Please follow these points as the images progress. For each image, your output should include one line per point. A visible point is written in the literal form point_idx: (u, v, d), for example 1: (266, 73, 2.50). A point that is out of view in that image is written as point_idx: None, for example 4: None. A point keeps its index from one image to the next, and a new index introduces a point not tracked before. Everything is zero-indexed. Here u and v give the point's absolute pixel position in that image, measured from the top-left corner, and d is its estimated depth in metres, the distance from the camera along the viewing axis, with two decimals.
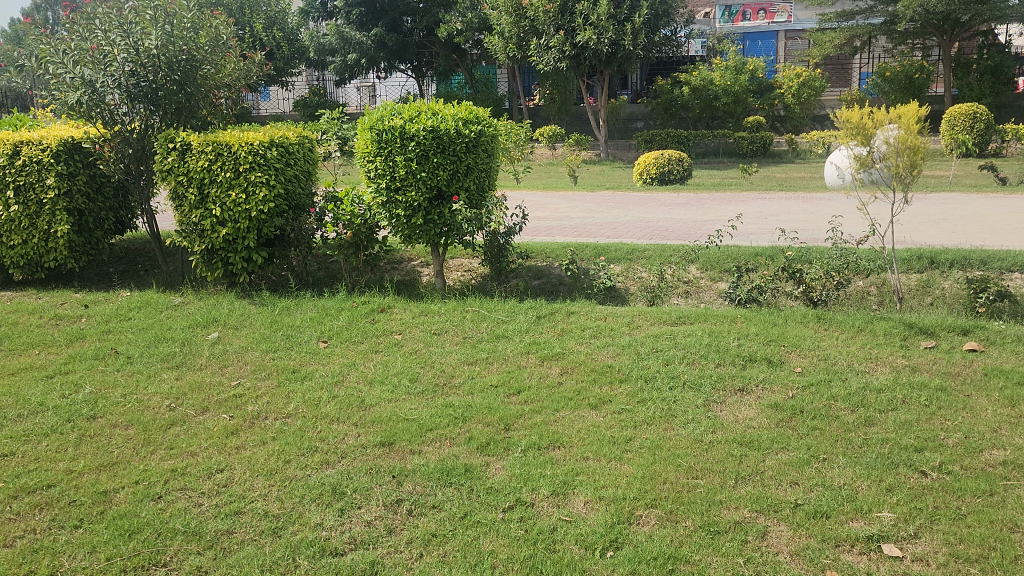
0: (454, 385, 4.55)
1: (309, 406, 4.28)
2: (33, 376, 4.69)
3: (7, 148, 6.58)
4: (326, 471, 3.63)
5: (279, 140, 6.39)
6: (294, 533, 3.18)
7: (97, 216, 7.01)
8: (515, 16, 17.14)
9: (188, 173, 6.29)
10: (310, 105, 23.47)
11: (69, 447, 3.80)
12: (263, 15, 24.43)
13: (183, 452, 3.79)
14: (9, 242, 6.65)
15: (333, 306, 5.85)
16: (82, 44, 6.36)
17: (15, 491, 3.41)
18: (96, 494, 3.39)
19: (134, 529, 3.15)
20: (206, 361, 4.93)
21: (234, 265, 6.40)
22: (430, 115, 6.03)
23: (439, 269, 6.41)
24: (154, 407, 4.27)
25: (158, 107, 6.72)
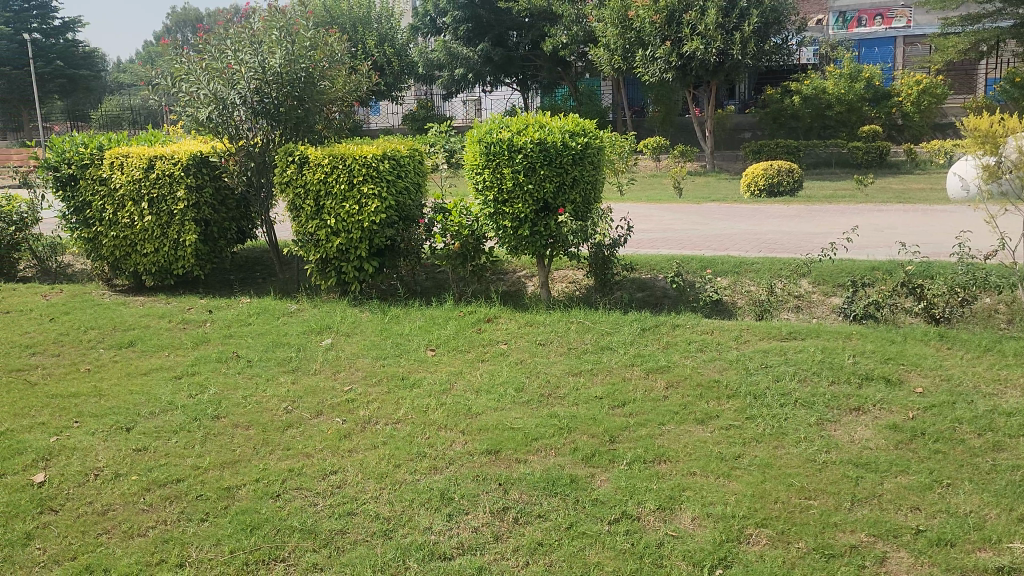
0: (559, 395, 4.57)
1: (418, 412, 4.39)
2: (163, 376, 4.98)
3: (143, 163, 7.04)
4: (434, 477, 3.71)
5: (391, 152, 6.56)
6: (404, 535, 3.26)
7: (222, 226, 7.39)
8: (621, 28, 17.15)
9: (305, 185, 6.58)
10: (417, 119, 24.05)
11: (196, 444, 4.02)
12: (374, 32, 25.93)
13: (299, 453, 3.94)
14: (144, 250, 7.13)
15: (440, 316, 5.97)
16: (215, 64, 6.78)
17: (147, 483, 3.63)
18: (220, 490, 3.57)
19: (255, 525, 3.30)
20: (320, 366, 5.12)
21: (346, 274, 6.62)
22: (537, 128, 6.11)
23: (544, 281, 6.45)
24: (272, 409, 4.47)
25: (279, 123, 7.00)
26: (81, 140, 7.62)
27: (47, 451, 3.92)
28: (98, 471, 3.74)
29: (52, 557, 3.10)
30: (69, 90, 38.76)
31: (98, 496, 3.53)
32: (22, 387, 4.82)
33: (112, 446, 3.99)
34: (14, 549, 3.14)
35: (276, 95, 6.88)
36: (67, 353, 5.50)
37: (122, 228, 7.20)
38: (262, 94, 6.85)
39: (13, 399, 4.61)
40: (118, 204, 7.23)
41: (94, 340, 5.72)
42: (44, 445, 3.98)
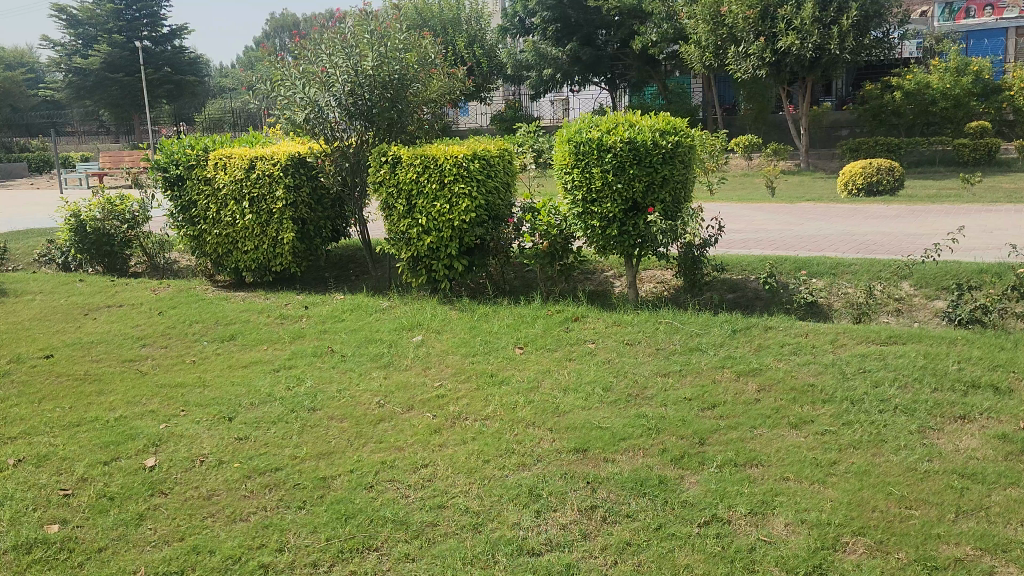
0: (647, 396, 4.54)
1: (506, 409, 4.43)
2: (262, 368, 5.18)
3: (245, 163, 7.32)
4: (523, 473, 3.74)
5: (482, 152, 6.61)
6: (493, 530, 3.30)
7: (318, 225, 7.62)
8: (712, 24, 16.89)
9: (398, 185, 6.74)
10: (505, 119, 24.20)
11: (293, 435, 4.17)
12: (463, 34, 26.25)
13: (391, 446, 4.04)
14: (245, 248, 7.46)
15: (528, 314, 6.00)
16: (310, 68, 7.00)
17: (249, 470, 3.78)
18: (317, 480, 3.69)
19: (350, 515, 3.39)
20: (411, 362, 5.23)
21: (436, 273, 6.73)
22: (628, 127, 6.06)
23: (632, 281, 6.41)
24: (366, 403, 4.59)
25: (372, 124, 7.20)
26: (188, 143, 8.00)
27: (158, 437, 4.13)
28: (203, 457, 3.92)
29: (162, 537, 3.24)
30: (176, 94, 40.60)
31: (203, 482, 3.69)
32: (133, 376, 5.09)
33: (216, 435, 4.18)
34: (128, 528, 3.31)
35: (369, 96, 7.06)
36: (174, 345, 5.77)
37: (225, 227, 7.54)
38: (356, 95, 7.05)
39: (125, 387, 4.87)
40: (222, 203, 7.56)
41: (198, 334, 5.99)
42: (154, 432, 4.19)
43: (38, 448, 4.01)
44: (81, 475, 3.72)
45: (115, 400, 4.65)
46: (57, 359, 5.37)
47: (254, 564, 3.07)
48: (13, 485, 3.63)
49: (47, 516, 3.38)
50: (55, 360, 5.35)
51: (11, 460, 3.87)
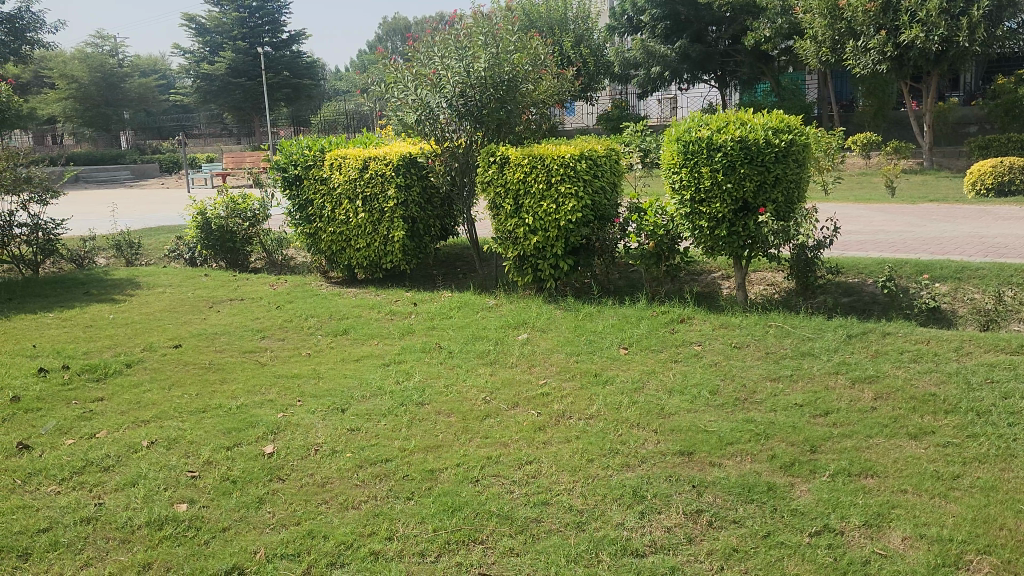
0: (756, 400, 4.44)
1: (611, 409, 4.42)
2: (373, 362, 5.35)
3: (359, 164, 7.60)
4: (627, 474, 3.73)
5: (589, 152, 6.60)
6: (596, 529, 3.31)
7: (427, 224, 7.79)
8: (830, 18, 16.31)
9: (506, 185, 6.83)
10: (611, 119, 24.05)
11: (402, 428, 4.29)
12: (571, 33, 26.21)
13: (496, 442, 4.10)
14: (358, 246, 7.70)
15: (633, 315, 5.96)
16: (422, 70, 7.18)
17: (360, 461, 3.91)
18: (424, 472, 3.79)
19: (456, 507, 3.47)
20: (516, 360, 5.28)
21: (542, 271, 6.78)
22: (739, 125, 5.92)
23: (741, 283, 6.27)
24: (472, 399, 4.67)
25: (482, 125, 7.28)
26: (306, 144, 8.34)
27: (276, 425, 4.33)
28: (318, 446, 4.08)
29: (280, 521, 3.39)
30: (294, 97, 42.22)
31: (317, 470, 3.84)
32: (253, 367, 5.34)
33: (330, 425, 4.34)
34: (249, 510, 3.47)
35: (479, 97, 7.15)
36: (291, 338, 6.03)
37: (339, 225, 7.83)
38: (466, 97, 7.16)
39: (246, 377, 5.12)
40: (336, 202, 7.85)
41: (313, 328, 6.24)
42: (273, 420, 4.39)
43: (168, 431, 4.26)
44: (206, 459, 3.94)
45: (237, 389, 4.90)
46: (184, 349, 5.69)
47: (366, 550, 3.17)
48: (147, 465, 3.87)
49: (176, 495, 3.59)
50: (183, 350, 5.68)
51: (144, 441, 4.13)
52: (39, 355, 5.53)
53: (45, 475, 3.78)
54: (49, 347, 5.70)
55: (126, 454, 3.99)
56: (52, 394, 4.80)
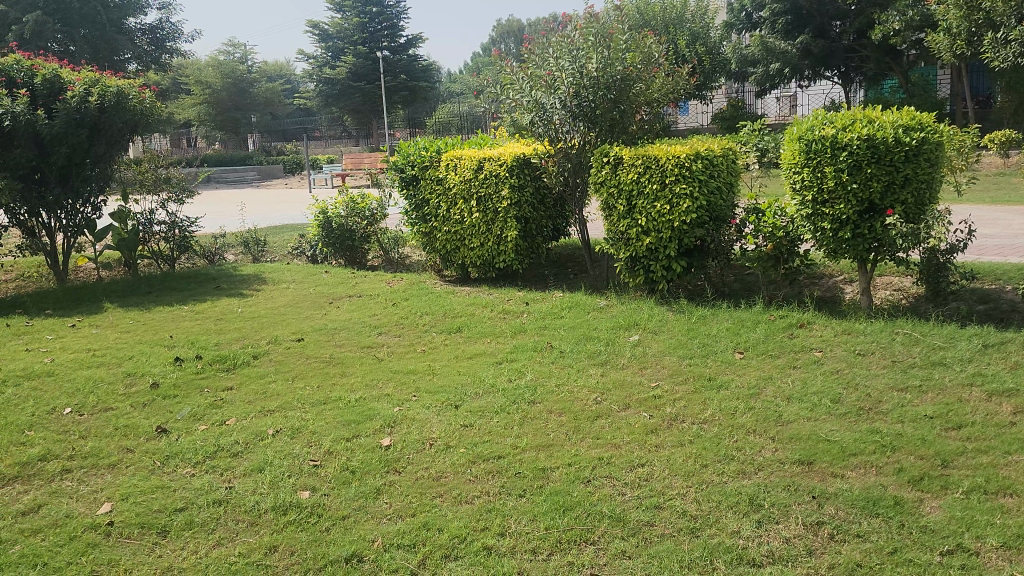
0: (881, 411, 4.24)
1: (726, 414, 4.33)
2: (485, 360, 5.43)
3: (474, 164, 7.72)
4: (743, 481, 3.64)
5: (705, 152, 6.46)
6: (711, 536, 3.24)
7: (540, 224, 7.83)
8: (966, 9, 15.44)
9: (619, 185, 6.78)
10: (727, 118, 23.46)
11: (514, 426, 4.33)
12: (687, 32, 25.81)
13: (608, 443, 4.08)
14: (472, 245, 7.85)
15: (749, 319, 5.81)
16: (538, 71, 7.24)
17: (473, 457, 3.97)
18: (536, 470, 3.82)
19: (568, 507, 3.48)
20: (628, 361, 5.24)
21: (654, 273, 6.70)
22: (866, 123, 5.67)
23: (865, 287, 6.01)
24: (583, 399, 4.67)
25: (596, 125, 7.23)
26: (424, 145, 8.54)
27: (393, 419, 4.45)
28: (432, 441, 4.17)
29: (397, 512, 3.49)
30: (409, 100, 43.24)
31: (432, 464, 3.93)
32: (371, 362, 5.51)
33: (444, 420, 4.43)
34: (367, 500, 3.59)
35: (592, 98, 7.11)
36: (407, 334, 6.19)
37: (454, 225, 8.00)
38: (580, 97, 7.13)
39: (364, 371, 5.29)
40: (452, 202, 8.01)
41: (428, 325, 6.38)
42: (390, 414, 4.52)
43: (292, 421, 4.45)
44: (327, 449, 4.09)
45: (356, 383, 5.07)
46: (307, 342, 5.93)
47: (479, 545, 3.22)
48: (272, 453, 4.05)
49: (299, 483, 3.75)
50: (305, 343, 5.91)
51: (270, 429, 4.33)
52: (175, 345, 5.88)
53: (181, 458, 4.02)
54: (184, 338, 6.05)
55: (253, 441, 4.19)
56: (187, 382, 5.10)
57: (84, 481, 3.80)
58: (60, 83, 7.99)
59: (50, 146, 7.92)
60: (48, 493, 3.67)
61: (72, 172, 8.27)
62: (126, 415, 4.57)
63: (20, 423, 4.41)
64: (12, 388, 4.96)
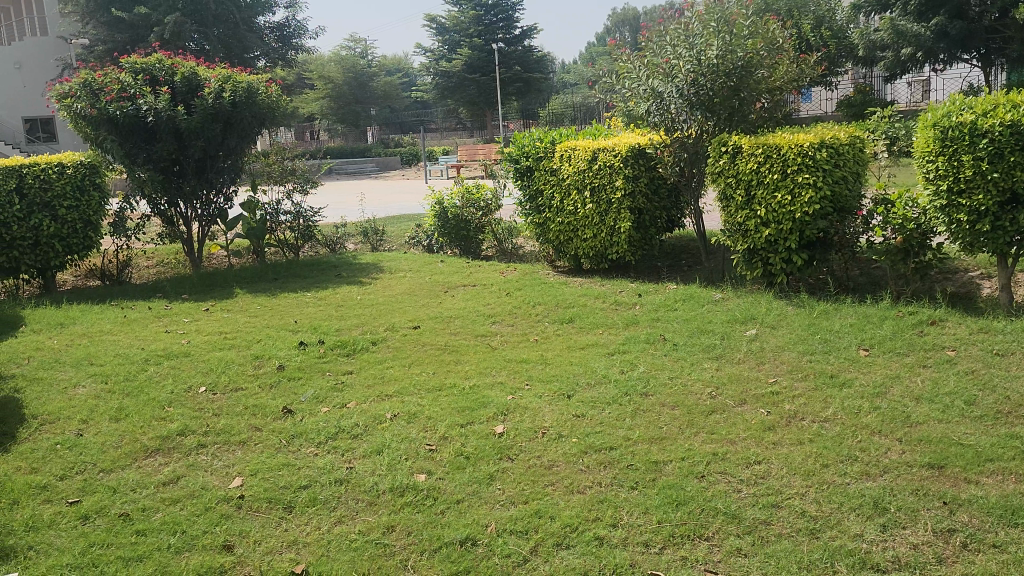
0: (1021, 415, 3.98)
1: (849, 413, 4.17)
2: (598, 351, 5.41)
3: (588, 155, 7.70)
4: (867, 483, 3.50)
5: (830, 140, 6.21)
6: (832, 538, 3.13)
7: (654, 215, 7.72)
8: None
9: (738, 175, 6.61)
10: (853, 104, 22.43)
11: (626, 417, 4.30)
12: (811, 15, 24.81)
13: (723, 439, 4.00)
14: (585, 236, 7.83)
15: (876, 314, 5.56)
16: (654, 60, 7.15)
17: (585, 447, 3.98)
18: (649, 463, 3.78)
19: (681, 501, 3.43)
20: (744, 356, 5.11)
21: (773, 266, 6.51)
22: (1011, 108, 5.27)
23: (1005, 283, 5.63)
24: (697, 393, 4.59)
25: (714, 114, 7.07)
26: (538, 136, 8.59)
27: (506, 407, 4.51)
28: (544, 430, 4.20)
29: (510, 498, 3.53)
30: (523, 91, 43.43)
31: (545, 452, 3.96)
32: (484, 350, 5.58)
33: (557, 409, 4.46)
34: (480, 485, 3.65)
35: (710, 85, 6.93)
36: (520, 323, 6.25)
37: (568, 216, 8.00)
38: (698, 85, 6.96)
39: (477, 359, 5.38)
40: (565, 193, 8.03)
41: (541, 315, 6.41)
42: (503, 402, 4.57)
43: (408, 406, 4.57)
44: (442, 434, 4.18)
45: (470, 370, 5.16)
46: (423, 330, 6.07)
47: (591, 535, 3.23)
48: (390, 436, 4.18)
49: (415, 465, 3.85)
50: (421, 331, 6.06)
51: (388, 414, 4.46)
52: (299, 330, 6.13)
53: (305, 438, 4.20)
54: (308, 323, 6.31)
55: (372, 425, 4.34)
56: (311, 365, 5.32)
57: (217, 456, 4.03)
58: (197, 80, 8.41)
59: (187, 140, 8.42)
60: (186, 466, 3.92)
61: (207, 164, 8.82)
62: (255, 395, 4.82)
63: (160, 399, 4.71)
64: (153, 367, 5.30)
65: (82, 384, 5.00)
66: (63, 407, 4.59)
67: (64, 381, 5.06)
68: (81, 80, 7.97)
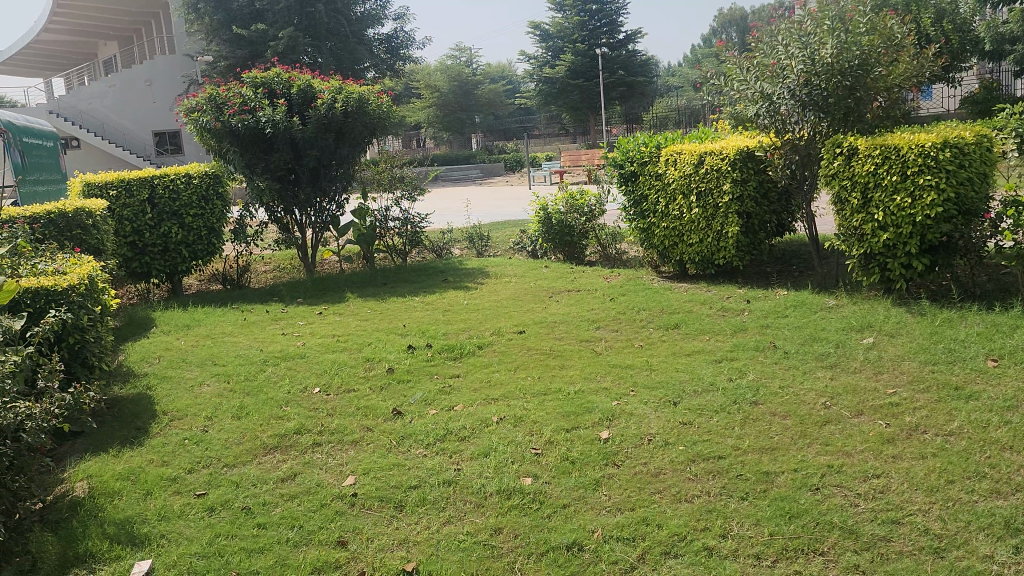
0: None
1: (976, 427, 3.95)
2: (705, 358, 5.32)
3: (694, 159, 7.60)
4: (997, 502, 3.30)
5: (955, 140, 5.87)
6: (958, 558, 2.98)
7: (764, 219, 7.52)
8: None
9: (853, 177, 6.38)
10: (979, 101, 21.27)
11: (735, 426, 4.21)
12: (933, 9, 23.65)
13: (839, 451, 3.86)
14: (691, 241, 7.72)
15: (1005, 323, 5.24)
16: (763, 61, 7.04)
17: (692, 455, 3.91)
18: (760, 473, 3.69)
19: (794, 514, 3.33)
20: (860, 365, 4.92)
21: (891, 271, 6.22)
22: None
23: None
24: (810, 402, 4.44)
25: (828, 114, 6.78)
26: (643, 140, 8.52)
27: (611, 412, 4.49)
28: (651, 436, 4.16)
29: (616, 505, 3.51)
30: (627, 95, 43.14)
31: (651, 459, 3.92)
32: (589, 355, 5.57)
33: (663, 416, 4.40)
34: (586, 491, 3.65)
35: (823, 85, 6.66)
36: (625, 329, 6.20)
37: (673, 221, 7.92)
38: (811, 85, 6.72)
39: (582, 364, 5.38)
40: (671, 198, 7.95)
41: (645, 320, 6.35)
42: (608, 407, 4.56)
43: (515, 410, 4.61)
44: (548, 439, 4.20)
45: (575, 375, 5.16)
46: (528, 335, 6.12)
47: (700, 545, 3.17)
48: (497, 439, 4.23)
49: (522, 469, 3.88)
50: (526, 335, 6.10)
51: (494, 417, 4.52)
52: (408, 334, 6.28)
53: (414, 439, 4.29)
54: (416, 327, 6.46)
55: (479, 427, 4.40)
56: (419, 368, 5.44)
57: (331, 454, 4.17)
58: (312, 92, 8.76)
59: (303, 149, 8.81)
60: (302, 463, 4.07)
61: (320, 173, 9.16)
62: (366, 396, 4.96)
63: (278, 399, 4.92)
64: (271, 367, 5.54)
65: (207, 382, 5.28)
66: (190, 405, 4.86)
67: (191, 379, 5.35)
68: (207, 94, 8.40)
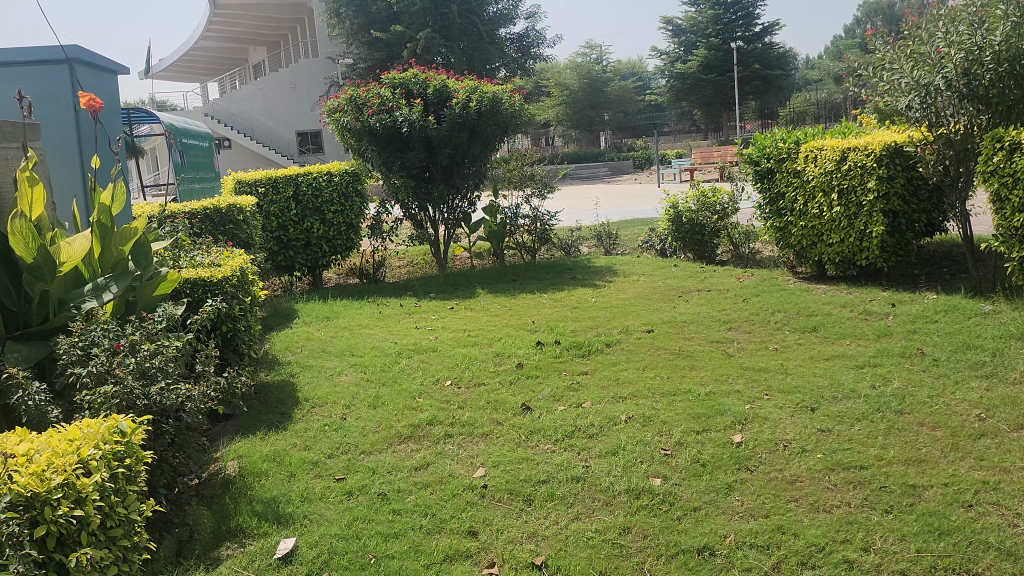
0: None
1: None
2: (845, 363, 5.09)
3: (836, 155, 7.27)
4: None
5: None
6: None
7: (911, 218, 7.13)
8: None
9: (1016, 174, 5.92)
10: None
11: (879, 435, 4.01)
12: None
13: (995, 467, 3.60)
14: (831, 241, 7.42)
15: None
16: (921, 49, 6.58)
17: (832, 464, 3.75)
18: (906, 486, 3.49)
19: (945, 531, 3.14)
20: (1021, 376, 4.57)
21: None
22: None
23: None
24: (963, 414, 4.16)
25: (988, 107, 6.37)
26: (781, 136, 8.21)
27: (744, 416, 4.36)
28: (786, 442, 4.02)
29: (749, 511, 3.41)
30: (763, 90, 41.78)
31: (787, 466, 3.78)
32: (721, 357, 5.44)
33: (799, 422, 4.25)
34: (718, 495, 3.56)
35: (986, 77, 6.25)
36: (758, 331, 6.01)
37: (812, 220, 7.63)
38: (971, 76, 6.32)
39: (714, 365, 5.26)
40: (810, 195, 7.66)
41: (780, 323, 6.14)
42: (741, 411, 4.43)
43: (643, 409, 4.56)
44: (678, 440, 4.13)
45: (705, 376, 5.05)
46: (657, 334, 6.04)
47: (840, 557, 3.04)
48: (626, 438, 4.20)
49: (651, 469, 3.84)
50: (655, 335, 6.02)
51: (623, 416, 4.49)
52: (536, 330, 6.32)
53: (543, 434, 4.33)
54: (545, 324, 6.50)
55: (608, 425, 4.38)
56: (548, 364, 5.47)
57: (462, 446, 4.26)
58: (447, 91, 8.89)
59: (437, 147, 9.04)
60: (435, 453, 4.18)
61: (454, 171, 9.37)
62: (495, 391, 5.04)
63: (411, 390, 5.07)
64: (405, 359, 5.71)
65: (345, 372, 5.51)
66: (330, 393, 5.08)
67: (330, 368, 5.59)
68: (348, 95, 8.70)
